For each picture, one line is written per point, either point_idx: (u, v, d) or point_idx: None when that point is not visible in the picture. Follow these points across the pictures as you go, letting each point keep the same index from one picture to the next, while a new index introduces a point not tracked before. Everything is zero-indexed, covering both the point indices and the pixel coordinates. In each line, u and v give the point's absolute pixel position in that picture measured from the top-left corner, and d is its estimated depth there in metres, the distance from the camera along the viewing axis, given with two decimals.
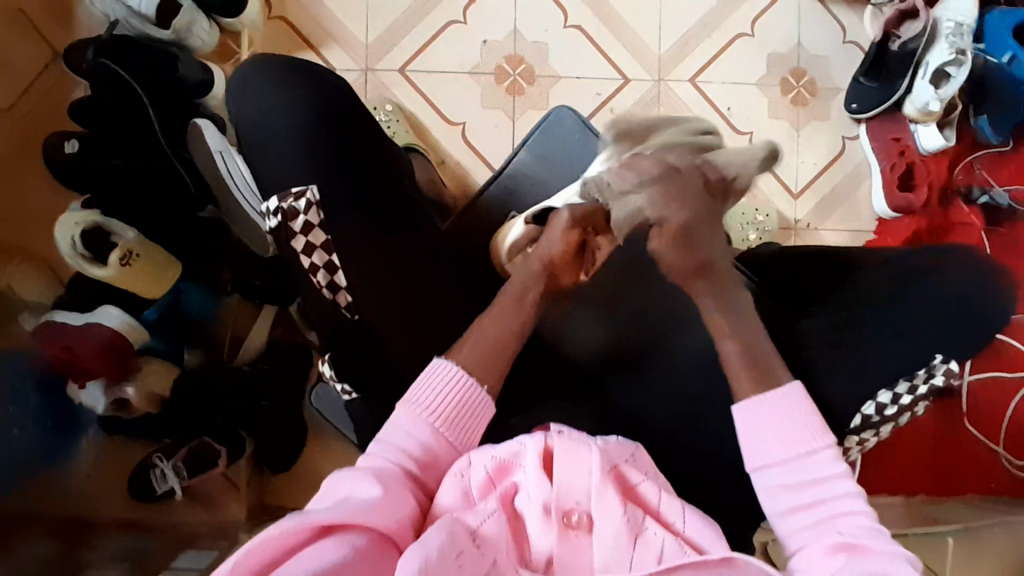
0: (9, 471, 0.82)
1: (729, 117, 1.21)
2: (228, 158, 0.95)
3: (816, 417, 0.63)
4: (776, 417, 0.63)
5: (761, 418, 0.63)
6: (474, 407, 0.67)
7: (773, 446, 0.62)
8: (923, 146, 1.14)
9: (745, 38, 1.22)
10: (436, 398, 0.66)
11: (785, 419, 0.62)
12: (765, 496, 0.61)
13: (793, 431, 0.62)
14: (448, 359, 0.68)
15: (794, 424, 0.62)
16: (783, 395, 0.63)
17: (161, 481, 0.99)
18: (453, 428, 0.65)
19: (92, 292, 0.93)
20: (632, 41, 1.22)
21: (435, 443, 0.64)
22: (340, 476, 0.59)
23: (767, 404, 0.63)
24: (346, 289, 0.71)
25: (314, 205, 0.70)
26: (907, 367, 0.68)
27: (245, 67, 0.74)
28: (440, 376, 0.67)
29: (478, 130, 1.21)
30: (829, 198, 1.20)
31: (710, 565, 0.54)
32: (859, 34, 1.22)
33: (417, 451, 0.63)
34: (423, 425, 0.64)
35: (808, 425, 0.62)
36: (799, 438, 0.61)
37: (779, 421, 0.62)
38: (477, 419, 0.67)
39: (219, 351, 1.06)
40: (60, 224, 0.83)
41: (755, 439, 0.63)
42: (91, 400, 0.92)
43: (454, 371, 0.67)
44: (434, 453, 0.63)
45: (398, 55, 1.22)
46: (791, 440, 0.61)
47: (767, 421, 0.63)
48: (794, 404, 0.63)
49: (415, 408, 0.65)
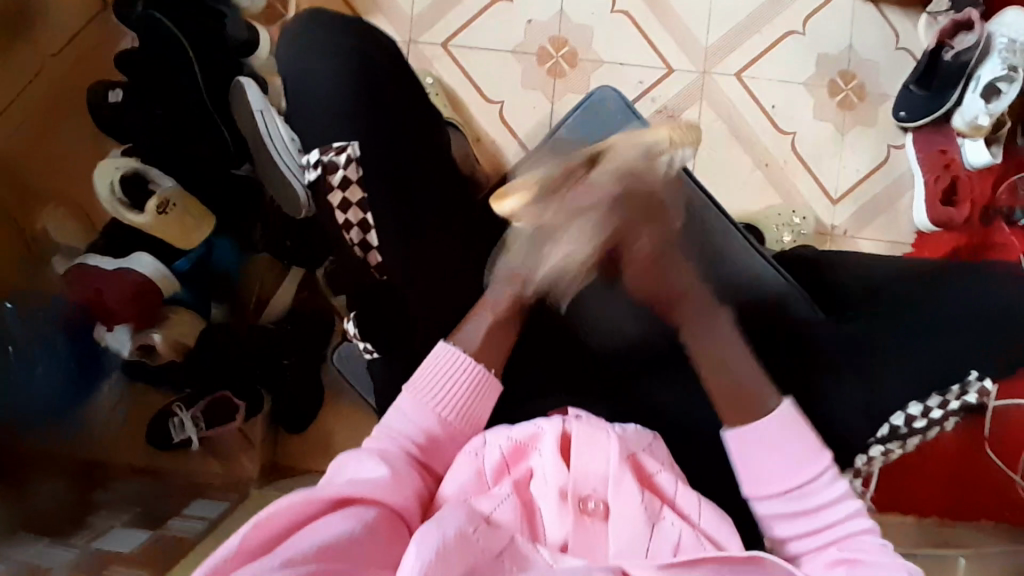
0: (33, 414, 0.86)
1: (773, 115, 1.19)
2: (268, 117, 0.93)
3: (814, 434, 0.63)
4: (771, 446, 0.63)
5: (750, 450, 0.64)
6: (481, 394, 0.67)
7: (768, 476, 0.63)
8: (969, 161, 1.09)
9: (795, 35, 1.20)
10: (441, 386, 0.66)
11: (779, 447, 0.63)
12: (766, 518, 0.63)
13: (792, 462, 0.62)
14: (454, 347, 0.68)
15: (792, 451, 0.63)
16: (779, 420, 0.63)
17: (179, 429, 1.02)
18: (460, 416, 0.66)
19: (124, 235, 0.94)
20: (679, 31, 1.20)
21: (439, 428, 0.64)
22: (347, 457, 0.60)
23: (760, 436, 0.63)
24: (377, 250, 0.71)
25: (354, 161, 0.70)
26: (938, 381, 0.67)
27: (285, 32, 0.76)
28: (450, 363, 0.67)
29: (517, 109, 1.20)
30: (868, 206, 1.18)
31: (737, 562, 0.53)
32: (913, 41, 1.18)
33: (420, 435, 0.63)
34: (426, 410, 0.65)
35: (808, 449, 0.63)
36: (797, 468, 0.62)
37: (773, 449, 0.63)
38: (483, 405, 0.67)
39: (244, 310, 1.08)
40: (100, 171, 0.85)
41: (749, 469, 0.63)
42: (118, 344, 0.93)
43: (462, 361, 0.67)
44: (437, 438, 0.64)
45: (441, 29, 1.21)
46: (791, 463, 0.62)
47: (760, 455, 0.63)
48: (789, 433, 0.63)
49: (422, 394, 0.65)
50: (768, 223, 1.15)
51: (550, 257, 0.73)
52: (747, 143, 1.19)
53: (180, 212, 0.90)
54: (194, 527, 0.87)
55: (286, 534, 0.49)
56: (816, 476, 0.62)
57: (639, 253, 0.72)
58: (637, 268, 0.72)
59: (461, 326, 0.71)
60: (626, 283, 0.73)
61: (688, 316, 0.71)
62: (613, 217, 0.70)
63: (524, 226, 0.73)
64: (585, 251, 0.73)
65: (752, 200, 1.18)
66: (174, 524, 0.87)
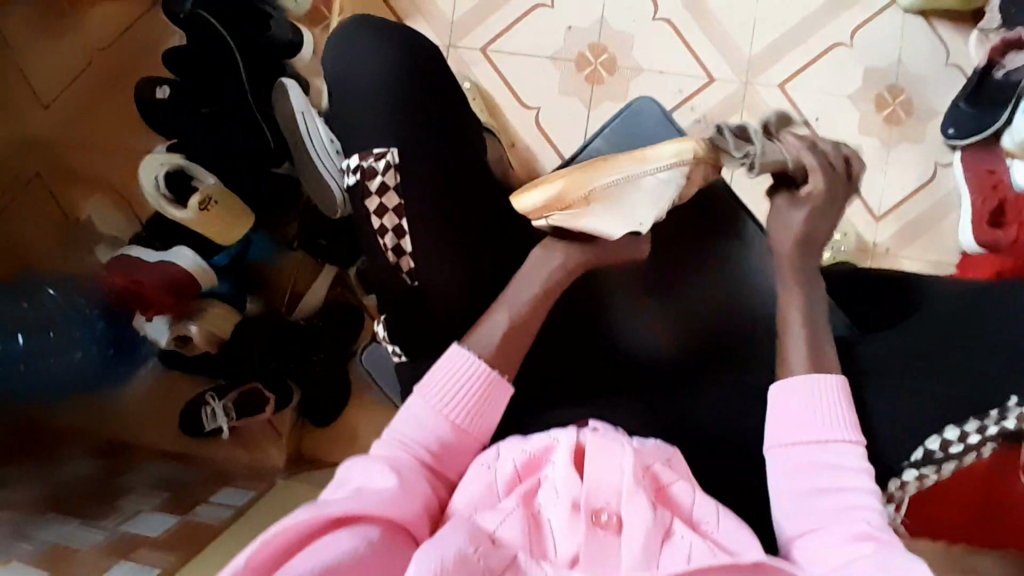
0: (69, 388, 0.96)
1: (816, 128, 1.17)
2: (309, 118, 0.95)
3: (850, 410, 0.63)
4: (810, 402, 0.63)
5: (793, 396, 0.64)
6: (495, 399, 0.67)
7: (798, 428, 0.63)
8: (1015, 183, 1.01)
9: (841, 47, 1.17)
10: (452, 390, 0.66)
11: (817, 404, 0.63)
12: (774, 472, 0.63)
13: (825, 421, 0.62)
14: (468, 349, 0.68)
15: (824, 414, 0.63)
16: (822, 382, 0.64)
17: (210, 419, 1.03)
18: (472, 419, 0.65)
19: (168, 230, 0.98)
20: (721, 40, 1.18)
21: (451, 435, 0.64)
22: (355, 463, 0.62)
23: (804, 388, 0.64)
24: (410, 254, 0.72)
25: (393, 166, 0.71)
26: (972, 403, 0.63)
27: (332, 33, 0.76)
28: (459, 368, 0.67)
29: (553, 115, 1.20)
30: (913, 224, 1.15)
31: (743, 569, 0.54)
32: (964, 57, 1.15)
33: (434, 443, 0.64)
34: (438, 416, 0.65)
35: (836, 419, 0.62)
36: (828, 427, 0.62)
37: (812, 406, 0.63)
38: (496, 408, 0.67)
39: (278, 303, 1.11)
40: (146, 165, 0.88)
41: (782, 415, 0.64)
42: (156, 334, 0.95)
43: (474, 362, 0.67)
44: (449, 445, 0.64)
45: (480, 33, 1.22)
46: (824, 425, 0.62)
47: (800, 404, 0.63)
48: (828, 398, 0.63)
49: (433, 398, 0.66)
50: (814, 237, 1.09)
51: (573, 262, 0.71)
52: None
53: (222, 208, 0.91)
54: (222, 512, 0.89)
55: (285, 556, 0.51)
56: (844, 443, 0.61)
57: (814, 192, 0.71)
58: (810, 199, 0.71)
59: (476, 324, 0.70)
60: (788, 219, 0.72)
61: (792, 265, 0.71)
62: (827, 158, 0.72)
63: (554, 219, 0.68)
64: (621, 248, 0.72)
65: None
66: (203, 509, 0.89)
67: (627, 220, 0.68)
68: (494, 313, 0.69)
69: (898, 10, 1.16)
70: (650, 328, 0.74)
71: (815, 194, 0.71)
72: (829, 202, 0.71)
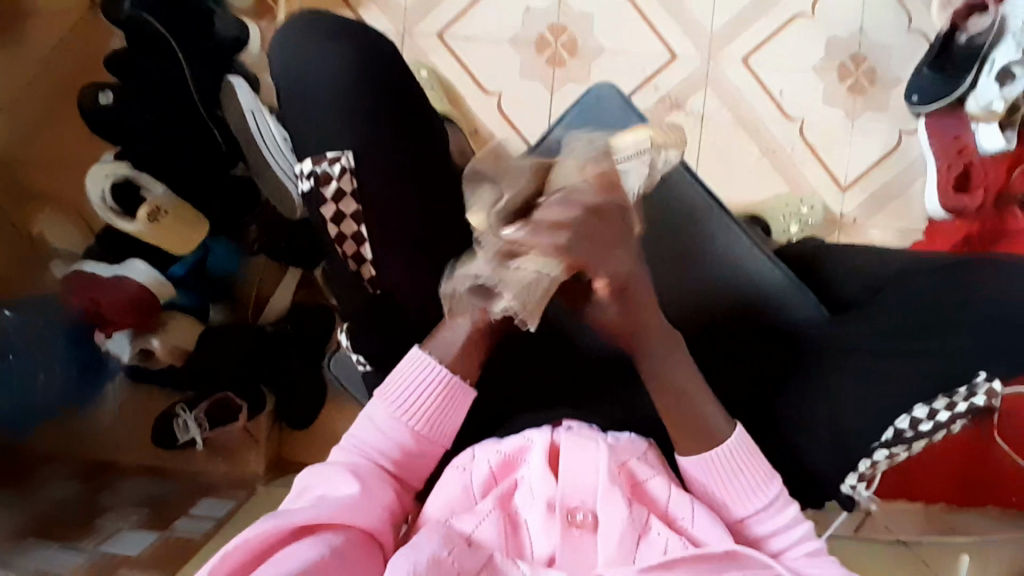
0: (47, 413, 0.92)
1: (780, 101, 1.16)
2: (259, 117, 0.93)
3: (764, 464, 0.60)
4: (722, 474, 0.59)
5: (705, 472, 0.60)
6: (456, 404, 0.65)
7: (724, 496, 0.60)
8: (982, 147, 1.05)
9: (803, 18, 1.16)
10: (411, 398, 0.64)
11: (729, 472, 0.59)
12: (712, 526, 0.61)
13: (745, 487, 0.59)
14: (425, 352, 0.65)
15: (742, 480, 0.59)
16: (731, 450, 0.59)
17: (183, 431, 1.02)
18: (431, 427, 0.64)
19: (123, 241, 0.94)
20: (682, 15, 1.16)
21: (411, 442, 0.63)
22: (314, 470, 0.61)
23: (713, 464, 0.59)
24: (371, 262, 0.70)
25: (348, 171, 0.69)
26: (942, 377, 0.62)
27: (285, 23, 0.73)
28: (417, 373, 0.64)
29: (514, 100, 1.17)
30: (879, 194, 1.15)
31: (715, 560, 0.55)
32: (926, 22, 1.14)
33: (394, 451, 0.63)
34: (398, 424, 0.63)
35: (758, 479, 0.60)
36: (750, 493, 0.59)
37: (724, 478, 0.59)
38: (457, 411, 0.65)
39: (244, 310, 1.09)
40: (90, 177, 0.86)
41: (702, 488, 0.60)
42: (118, 349, 0.94)
43: (433, 369, 0.64)
44: (411, 452, 0.63)
45: (436, 19, 1.18)
46: (743, 492, 0.59)
47: (714, 476, 0.60)
48: (741, 463, 0.59)
49: (391, 406, 0.64)
50: (776, 214, 1.12)
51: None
52: (754, 131, 1.16)
53: (173, 219, 0.90)
54: (201, 527, 0.88)
55: (246, 566, 0.51)
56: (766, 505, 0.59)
57: (613, 279, 0.52)
58: (609, 295, 0.53)
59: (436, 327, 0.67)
60: (600, 312, 0.55)
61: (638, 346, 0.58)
62: (566, 245, 0.48)
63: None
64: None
65: (760, 190, 1.15)
66: (182, 523, 0.89)
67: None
68: (455, 321, 0.65)
69: None
70: None
71: (619, 280, 0.52)
72: (621, 294, 0.53)
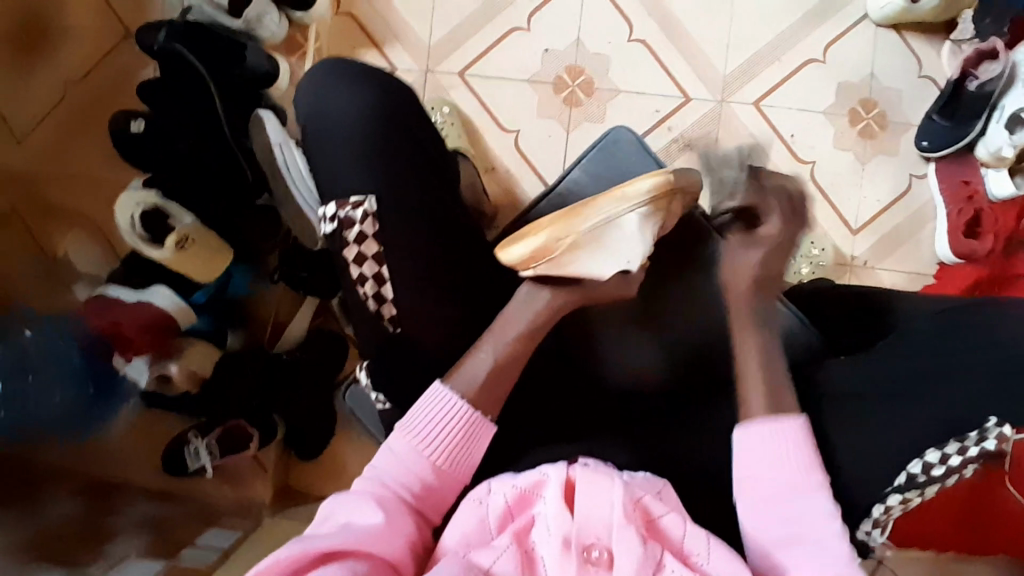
0: (63, 433, 0.92)
1: (791, 143, 1.18)
2: (287, 150, 0.96)
3: (811, 455, 0.62)
4: (776, 449, 0.62)
5: (756, 444, 0.63)
6: (476, 440, 0.67)
7: (773, 471, 0.62)
8: (993, 193, 1.07)
9: (815, 63, 1.19)
10: (434, 432, 0.65)
11: (786, 450, 0.62)
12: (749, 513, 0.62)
13: (791, 469, 0.62)
14: (448, 387, 0.67)
15: (785, 462, 0.62)
16: (792, 429, 0.63)
17: (194, 458, 1.02)
18: (451, 462, 0.65)
19: (145, 265, 0.96)
20: (696, 59, 1.19)
21: (431, 477, 0.64)
22: (338, 498, 0.61)
23: (768, 437, 0.63)
24: (391, 302, 0.72)
25: (371, 215, 0.71)
26: (951, 428, 0.62)
27: (313, 69, 0.76)
28: (440, 407, 0.66)
29: (531, 138, 1.20)
30: (888, 238, 1.16)
31: None
32: (936, 69, 1.17)
33: (413, 483, 0.64)
34: (417, 457, 0.64)
35: (802, 467, 0.62)
36: (793, 477, 0.62)
37: (779, 451, 0.62)
38: (476, 442, 0.67)
39: (260, 336, 1.10)
40: (120, 206, 0.88)
41: (750, 464, 0.63)
42: (135, 374, 0.95)
43: (456, 403, 0.66)
44: (432, 485, 0.64)
45: (458, 58, 1.22)
46: (792, 472, 0.62)
47: (771, 449, 0.63)
48: (794, 443, 0.62)
49: (414, 440, 0.65)
50: None
51: (557, 301, 0.70)
52: (765, 172, 1.17)
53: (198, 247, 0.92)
54: (206, 557, 0.87)
55: None
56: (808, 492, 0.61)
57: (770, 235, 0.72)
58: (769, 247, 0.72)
59: (460, 361, 0.70)
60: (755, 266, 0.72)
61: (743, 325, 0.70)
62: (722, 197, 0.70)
63: (541, 269, 0.68)
64: (607, 287, 0.70)
65: None
66: (188, 554, 0.86)
67: (617, 258, 0.67)
68: (479, 352, 0.69)
69: (870, 24, 1.18)
70: (634, 372, 0.75)
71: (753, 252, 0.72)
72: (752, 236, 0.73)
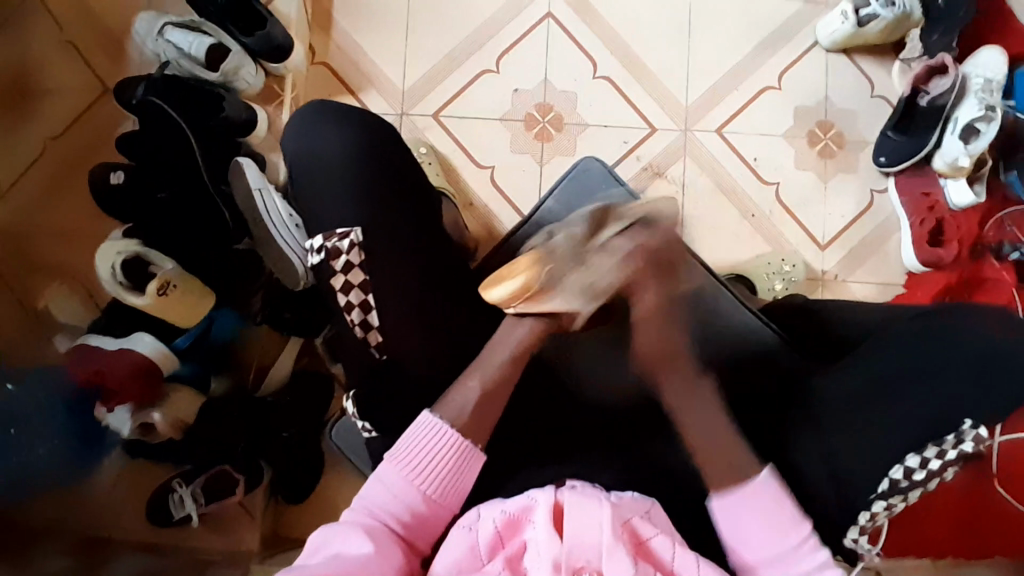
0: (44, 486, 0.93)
1: (756, 167, 1.22)
2: (266, 196, 0.98)
3: (792, 506, 0.65)
4: (755, 515, 0.64)
5: (735, 511, 0.65)
6: (466, 471, 0.67)
7: (763, 539, 0.63)
8: (953, 202, 1.14)
9: (771, 90, 1.24)
10: (426, 460, 0.66)
11: (763, 513, 0.64)
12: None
13: (776, 530, 0.64)
14: (436, 416, 0.67)
15: (771, 522, 0.64)
16: (756, 486, 0.65)
17: (178, 506, 1.01)
18: (441, 492, 0.65)
19: (127, 314, 0.99)
20: (659, 92, 1.25)
21: (422, 506, 0.65)
22: (327, 531, 0.61)
23: (742, 501, 0.64)
24: (378, 329, 0.72)
25: (358, 246, 0.72)
26: (926, 431, 0.64)
27: (295, 112, 0.79)
28: (430, 436, 0.66)
29: (505, 173, 1.23)
30: (856, 251, 1.20)
31: None
32: (888, 88, 1.23)
33: (403, 512, 0.64)
34: (409, 486, 0.65)
35: (786, 522, 0.64)
36: (782, 533, 0.63)
37: (759, 515, 0.64)
38: (465, 476, 0.67)
39: (245, 378, 1.09)
40: (101, 255, 0.90)
41: (738, 532, 0.64)
42: (118, 424, 0.94)
43: (448, 437, 0.66)
44: (422, 515, 0.64)
45: (431, 101, 1.26)
46: (777, 534, 0.63)
47: (748, 514, 0.64)
48: (769, 500, 0.64)
49: (404, 466, 0.65)
50: (758, 272, 1.16)
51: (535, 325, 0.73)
52: (732, 195, 1.21)
53: (180, 292, 0.93)
54: None
55: None
56: (801, 544, 0.63)
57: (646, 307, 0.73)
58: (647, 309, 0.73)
59: (444, 395, 0.70)
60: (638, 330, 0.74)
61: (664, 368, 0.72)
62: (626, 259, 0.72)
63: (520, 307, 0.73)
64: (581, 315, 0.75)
65: (743, 249, 1.20)
66: None
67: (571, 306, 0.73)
68: (467, 380, 0.69)
69: (821, 50, 1.24)
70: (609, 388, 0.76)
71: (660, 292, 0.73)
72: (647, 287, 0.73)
